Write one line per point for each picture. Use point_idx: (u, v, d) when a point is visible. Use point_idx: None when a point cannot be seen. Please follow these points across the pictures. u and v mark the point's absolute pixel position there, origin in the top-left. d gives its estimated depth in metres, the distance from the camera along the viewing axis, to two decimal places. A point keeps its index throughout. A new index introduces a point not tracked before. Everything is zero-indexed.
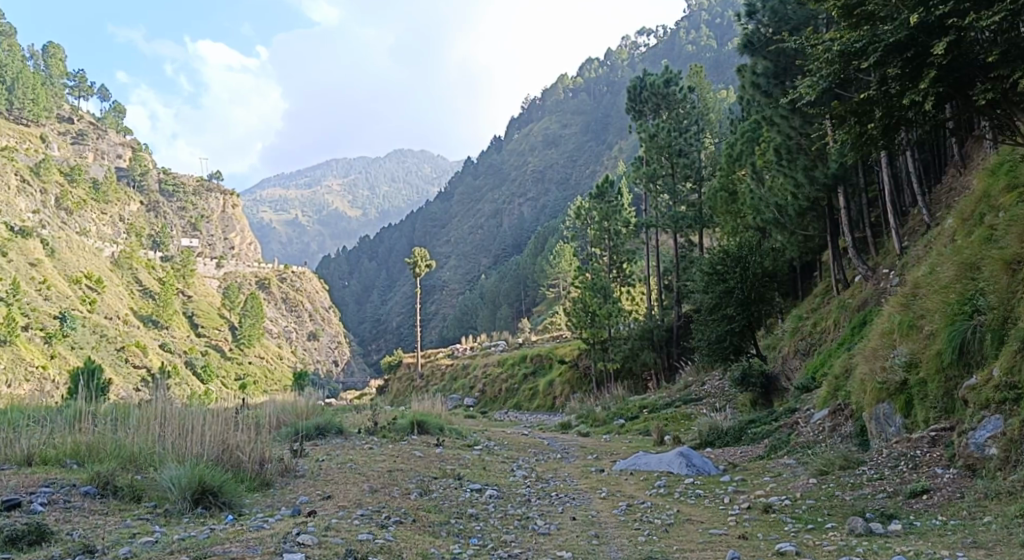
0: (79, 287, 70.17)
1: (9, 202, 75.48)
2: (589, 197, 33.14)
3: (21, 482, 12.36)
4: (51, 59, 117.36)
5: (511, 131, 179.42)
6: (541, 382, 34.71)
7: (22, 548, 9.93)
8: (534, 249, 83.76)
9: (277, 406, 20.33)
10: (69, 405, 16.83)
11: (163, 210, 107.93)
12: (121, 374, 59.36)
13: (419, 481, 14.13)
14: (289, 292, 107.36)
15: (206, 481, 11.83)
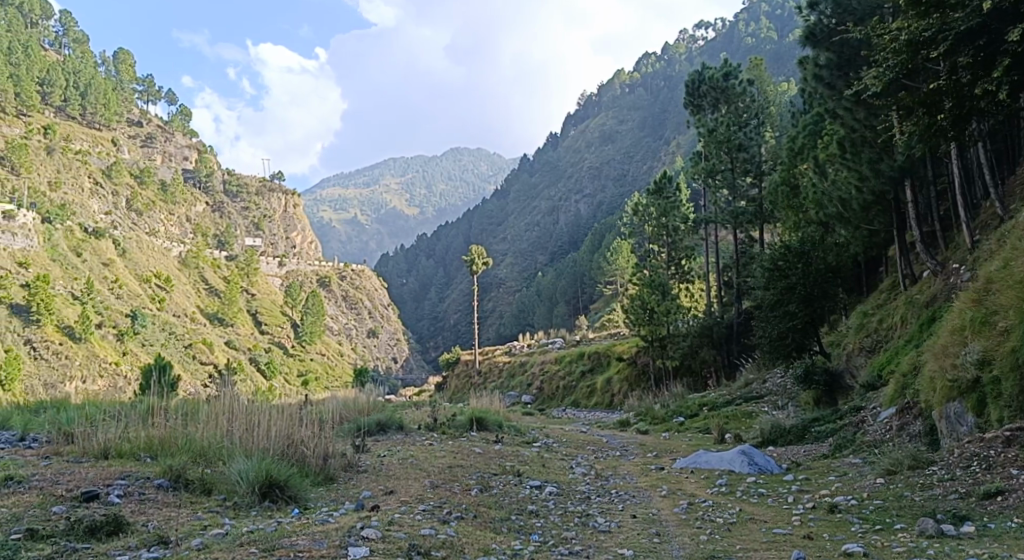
0: (149, 285, 72.43)
1: (82, 204, 79.57)
2: (647, 193, 32.83)
3: (99, 475, 12.82)
4: (121, 65, 121.06)
5: (567, 127, 178.89)
6: (599, 379, 34.63)
7: (101, 538, 10.32)
8: (591, 245, 83.49)
9: (339, 402, 20.70)
10: (142, 400, 17.45)
11: (227, 210, 110.46)
12: (190, 370, 61.10)
13: (479, 477, 14.25)
14: (348, 290, 108.95)
15: (273, 475, 12.14)
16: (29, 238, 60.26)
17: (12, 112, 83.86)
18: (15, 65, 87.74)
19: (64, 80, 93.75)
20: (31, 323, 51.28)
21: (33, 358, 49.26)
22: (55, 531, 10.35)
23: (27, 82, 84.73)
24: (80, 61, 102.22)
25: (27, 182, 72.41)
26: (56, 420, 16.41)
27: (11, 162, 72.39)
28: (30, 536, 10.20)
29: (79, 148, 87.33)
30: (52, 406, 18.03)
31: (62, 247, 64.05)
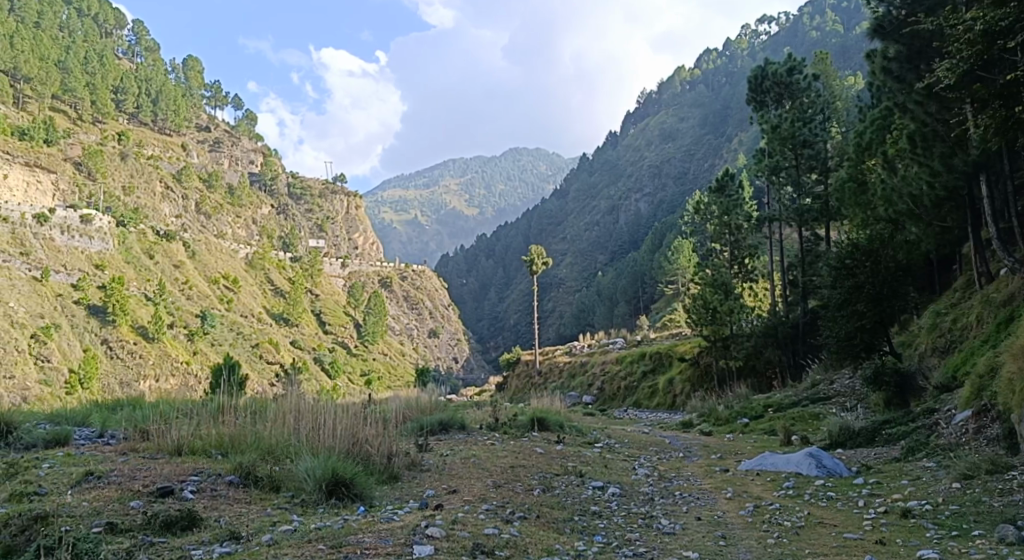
0: (217, 286, 74.35)
1: (154, 208, 82.44)
2: (709, 191, 32.44)
3: (174, 471, 13.22)
4: (190, 72, 124.30)
5: (626, 126, 177.54)
6: (661, 379, 34.28)
7: (176, 533, 10.66)
8: (653, 244, 82.67)
9: (402, 402, 20.93)
10: (212, 399, 17.92)
11: (291, 213, 112.57)
12: (258, 370, 62.48)
13: (542, 477, 14.27)
14: (409, 291, 110.00)
15: (340, 473, 12.35)
16: (105, 242, 62.44)
17: (88, 119, 87.13)
18: (91, 74, 91.08)
19: (137, 88, 96.85)
20: (108, 324, 53.27)
21: (109, 357, 51.27)
22: (133, 525, 10.70)
23: (102, 91, 88.04)
24: (151, 69, 105.28)
25: (103, 188, 75.42)
26: (132, 418, 16.98)
27: (88, 168, 75.19)
28: (110, 529, 10.58)
29: (151, 153, 90.09)
30: (128, 404, 18.65)
31: (135, 249, 66.17)
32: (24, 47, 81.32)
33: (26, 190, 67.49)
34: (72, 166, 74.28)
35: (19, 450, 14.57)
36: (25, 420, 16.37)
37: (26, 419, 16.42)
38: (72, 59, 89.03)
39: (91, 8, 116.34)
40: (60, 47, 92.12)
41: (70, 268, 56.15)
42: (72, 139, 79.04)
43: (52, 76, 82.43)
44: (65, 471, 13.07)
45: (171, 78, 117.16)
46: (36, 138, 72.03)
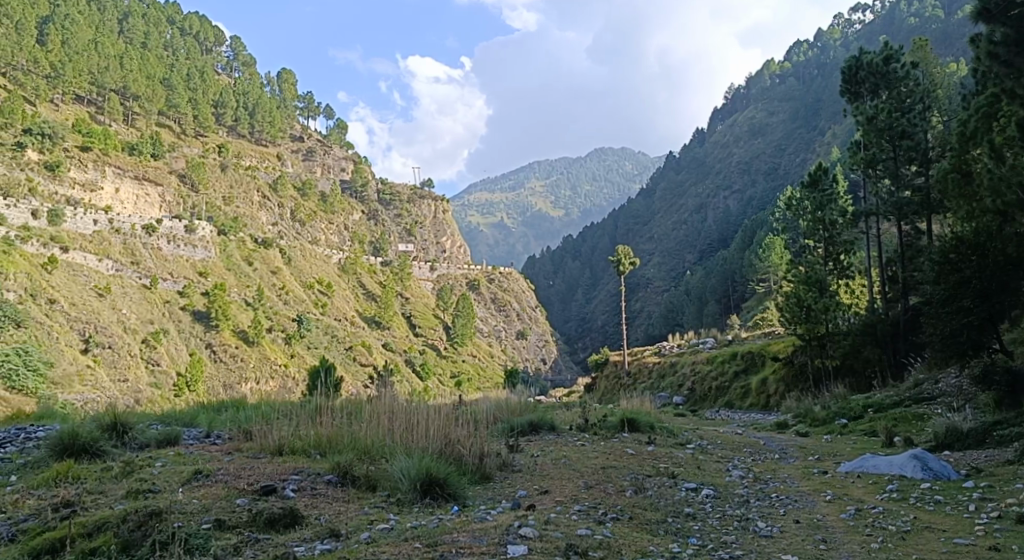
0: (313, 291, 76.55)
1: (253, 216, 85.55)
2: (801, 186, 31.66)
3: (275, 470, 13.70)
4: (284, 84, 128.33)
5: (714, 123, 174.02)
6: (754, 379, 33.51)
7: (280, 529, 11.07)
8: (743, 242, 80.89)
9: (492, 403, 21.16)
10: (309, 400, 18.51)
11: (381, 218, 114.77)
12: (351, 372, 63.96)
13: (633, 478, 14.16)
14: (497, 292, 110.72)
15: (433, 473, 12.57)
16: (208, 250, 65.14)
17: (191, 133, 91.10)
18: (193, 90, 95.23)
19: (235, 101, 100.67)
20: (211, 328, 55.56)
21: (213, 361, 53.54)
22: (239, 522, 11.14)
23: (203, 105, 91.88)
24: (247, 83, 109.14)
25: (205, 199, 78.64)
26: (236, 419, 17.71)
27: (192, 180, 78.53)
28: (219, 526, 11.04)
29: (248, 164, 93.57)
30: (231, 406, 19.46)
31: (236, 256, 68.82)
32: (132, 67, 85.69)
33: (136, 202, 71.02)
34: (177, 178, 77.67)
35: (134, 449, 15.37)
36: (139, 421, 17.27)
37: (141, 421, 17.34)
38: (176, 76, 93.33)
39: (192, 26, 121.56)
40: (164, 65, 96.67)
41: (177, 275, 58.77)
42: (177, 152, 82.82)
43: (158, 93, 86.53)
44: (176, 469, 13.71)
45: (266, 91, 121.18)
46: (144, 153, 75.74)
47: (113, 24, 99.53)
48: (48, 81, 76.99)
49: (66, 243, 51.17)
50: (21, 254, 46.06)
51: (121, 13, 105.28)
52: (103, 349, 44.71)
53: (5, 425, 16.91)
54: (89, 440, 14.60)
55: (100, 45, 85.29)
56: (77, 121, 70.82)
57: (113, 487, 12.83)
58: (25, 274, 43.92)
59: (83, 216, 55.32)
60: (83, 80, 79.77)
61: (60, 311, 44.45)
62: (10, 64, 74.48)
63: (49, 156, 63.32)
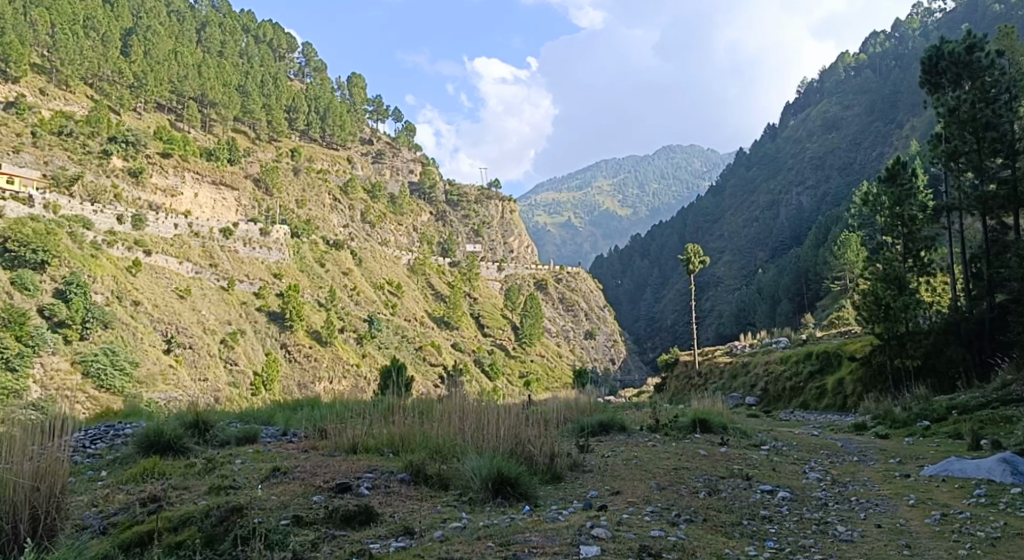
0: (383, 292, 77.61)
1: (324, 219, 87.26)
2: (878, 181, 30.76)
3: (350, 468, 13.92)
4: (354, 88, 130.36)
5: (786, 117, 169.80)
6: (830, 380, 32.66)
7: (356, 527, 11.25)
8: (817, 239, 78.94)
9: (562, 403, 21.13)
10: (381, 400, 18.76)
11: (449, 219, 115.33)
12: (421, 372, 64.54)
13: (707, 480, 13.97)
14: (564, 292, 110.33)
15: (505, 472, 12.57)
16: (282, 252, 66.69)
17: (265, 138, 93.43)
18: (267, 97, 97.71)
19: (306, 106, 102.83)
20: (285, 329, 56.83)
21: (288, 361, 54.80)
22: (316, 518, 11.37)
23: (276, 110, 94.03)
24: (318, 88, 111.26)
25: (279, 202, 80.50)
26: (311, 418, 18.03)
27: (266, 184, 80.43)
28: (296, 521, 11.28)
29: (320, 167, 95.45)
30: (306, 404, 19.87)
31: (308, 258, 70.31)
32: (210, 75, 88.36)
33: (214, 207, 73.02)
34: (252, 183, 79.64)
35: (215, 446, 15.82)
36: (220, 419, 17.71)
37: (221, 419, 17.80)
38: (250, 83, 95.86)
39: (265, 34, 124.61)
40: (239, 73, 99.44)
41: (252, 277, 60.23)
42: (251, 157, 85.14)
43: (234, 100, 88.93)
44: (255, 466, 14.08)
45: (337, 95, 123.36)
46: (221, 158, 77.93)
47: (192, 34, 102.76)
48: (131, 90, 80.01)
49: (149, 247, 52.96)
50: (107, 258, 47.97)
51: (199, 23, 108.70)
52: (184, 349, 46.15)
53: (96, 423, 17.59)
54: (173, 437, 15.09)
55: (179, 54, 88.08)
56: (159, 128, 73.54)
57: (196, 483, 13.22)
58: (111, 277, 45.70)
59: (164, 220, 57.27)
60: (164, 89, 82.46)
61: (144, 312, 46.03)
62: (96, 75, 77.66)
63: (133, 163, 65.81)
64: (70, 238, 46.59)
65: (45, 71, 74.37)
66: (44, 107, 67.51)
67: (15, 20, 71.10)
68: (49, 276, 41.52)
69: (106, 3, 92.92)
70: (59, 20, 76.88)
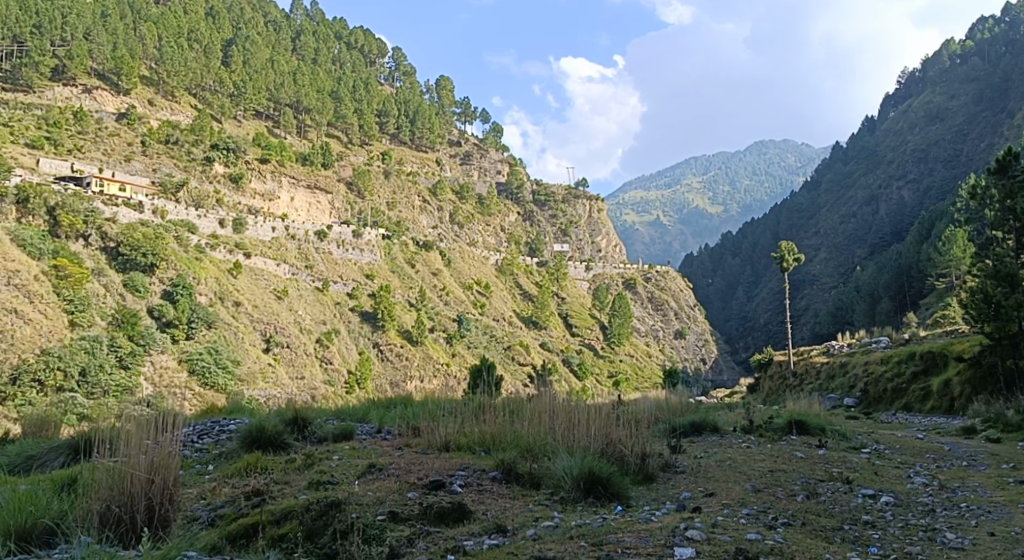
0: (472, 292, 78.40)
1: (414, 220, 88.85)
2: (988, 172, 29.25)
3: (443, 465, 14.12)
4: (442, 90, 131.93)
5: (886, 109, 163.14)
6: (935, 381, 31.22)
7: (450, 523, 11.42)
8: (919, 235, 75.72)
9: (653, 403, 20.91)
10: (473, 398, 18.97)
11: (537, 219, 114.96)
12: (510, 372, 64.69)
13: (804, 483, 13.57)
14: (654, 292, 108.94)
15: (596, 472, 12.53)
16: (374, 253, 68.16)
17: (357, 142, 95.51)
18: (358, 102, 100.05)
19: (396, 110, 104.78)
20: (378, 329, 58.03)
21: (380, 359, 55.98)
22: (411, 514, 11.57)
23: (368, 115, 96.17)
24: (407, 92, 112.96)
25: (371, 205, 82.17)
26: (404, 416, 18.31)
27: (358, 188, 82.21)
28: (392, 517, 11.50)
29: (410, 170, 97.06)
30: (399, 403, 20.25)
31: (399, 259, 71.66)
32: (305, 82, 90.91)
33: (309, 210, 75.19)
34: (345, 186, 81.47)
35: (313, 442, 16.31)
36: (318, 416, 18.28)
37: (319, 416, 18.36)
38: (343, 89, 98.29)
39: (357, 40, 127.61)
40: (332, 79, 102.15)
41: (346, 278, 61.77)
42: (345, 161, 87.21)
43: (327, 106, 91.32)
44: (352, 463, 14.42)
45: (425, 98, 125.17)
46: (315, 162, 80.10)
47: (288, 42, 106.08)
48: (232, 99, 83.19)
49: (249, 249, 54.88)
50: (210, 260, 50.05)
51: (294, 32, 112.09)
52: (283, 348, 47.59)
53: (202, 419, 18.35)
54: (274, 433, 15.60)
55: (276, 63, 91.10)
56: (257, 135, 76.16)
57: (296, 477, 13.64)
58: (213, 279, 47.75)
59: (263, 224, 59.22)
60: (262, 97, 85.46)
61: (245, 312, 47.80)
62: (199, 85, 80.99)
63: (233, 169, 68.29)
64: (176, 242, 48.86)
65: (153, 82, 78.01)
66: (152, 117, 70.88)
67: (126, 34, 74.88)
68: (157, 278, 43.66)
69: (208, 16, 96.87)
70: (165, 34, 80.43)
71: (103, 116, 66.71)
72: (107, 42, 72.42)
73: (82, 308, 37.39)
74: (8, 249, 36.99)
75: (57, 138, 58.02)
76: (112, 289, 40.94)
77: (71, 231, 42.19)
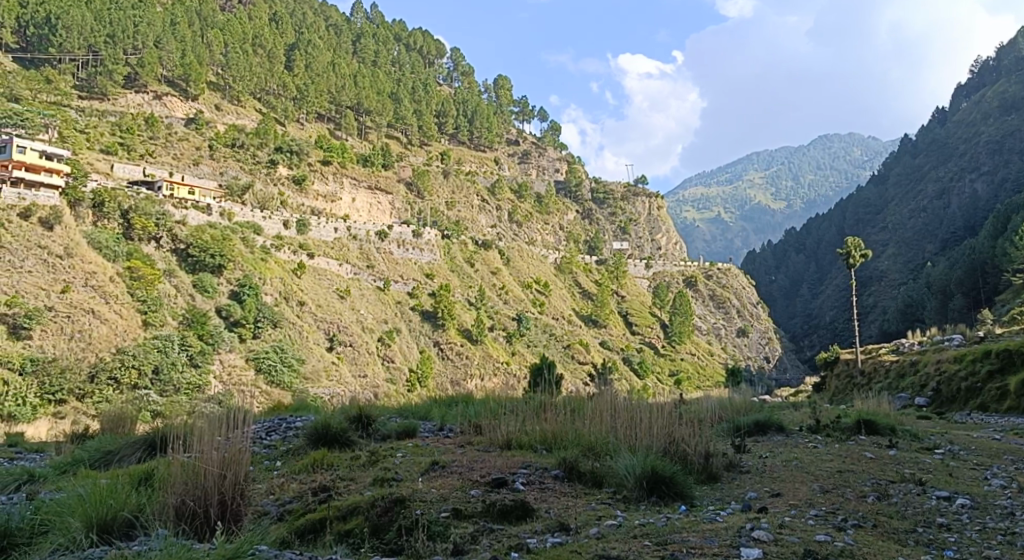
0: (531, 291, 78.52)
1: (472, 219, 89.30)
2: None
3: (505, 462, 14.16)
4: (500, 90, 132.30)
5: (958, 99, 157.38)
6: (1012, 380, 30.12)
7: (513, 521, 11.44)
8: (994, 229, 73.03)
9: (716, 402, 20.61)
10: (534, 396, 18.98)
11: (595, 217, 114.33)
12: (570, 370, 64.54)
13: (875, 484, 13.24)
14: (715, 289, 107.41)
15: (659, 470, 12.42)
16: (433, 253, 68.72)
17: (416, 143, 96.36)
18: (417, 103, 101.03)
19: (455, 110, 105.40)
20: (438, 327, 58.50)
21: (441, 358, 56.42)
22: (474, 512, 11.62)
23: (427, 116, 96.96)
24: (466, 93, 113.50)
25: (430, 205, 82.78)
26: (466, 414, 18.45)
27: (418, 188, 82.98)
28: (456, 515, 11.56)
29: (468, 170, 97.62)
30: (461, 401, 20.36)
31: (459, 258, 72.11)
32: (365, 85, 92.22)
33: (370, 211, 76.10)
34: (404, 186, 82.33)
35: (377, 439, 16.51)
36: (381, 413, 18.51)
37: (383, 413, 18.59)
38: (402, 91, 99.40)
39: (416, 42, 128.82)
40: (392, 81, 103.35)
41: (406, 277, 62.30)
42: (404, 162, 88.16)
43: (387, 108, 92.49)
44: (415, 460, 14.54)
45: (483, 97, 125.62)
46: (376, 163, 81.24)
47: (348, 45, 107.61)
48: (295, 102, 84.80)
49: (312, 250, 55.92)
50: (275, 261, 51.15)
51: (354, 35, 113.51)
52: (346, 347, 48.31)
53: (269, 416, 18.75)
54: (340, 430, 15.84)
55: (337, 66, 92.55)
56: (319, 138, 77.55)
57: (361, 474, 13.84)
58: (278, 279, 48.83)
59: (326, 225, 60.20)
60: (323, 100, 87.00)
61: (308, 311, 48.69)
62: (264, 89, 82.69)
63: (297, 171, 69.55)
64: (242, 243, 50.15)
65: (219, 88, 79.86)
66: (218, 121, 72.74)
67: (194, 42, 76.96)
68: (224, 278, 44.79)
69: (271, 22, 98.90)
70: (231, 39, 82.33)
71: (173, 122, 68.62)
72: (176, 50, 74.57)
73: (154, 308, 38.59)
74: (85, 252, 38.51)
75: (129, 144, 59.96)
76: (183, 289, 42.09)
77: (143, 234, 43.46)
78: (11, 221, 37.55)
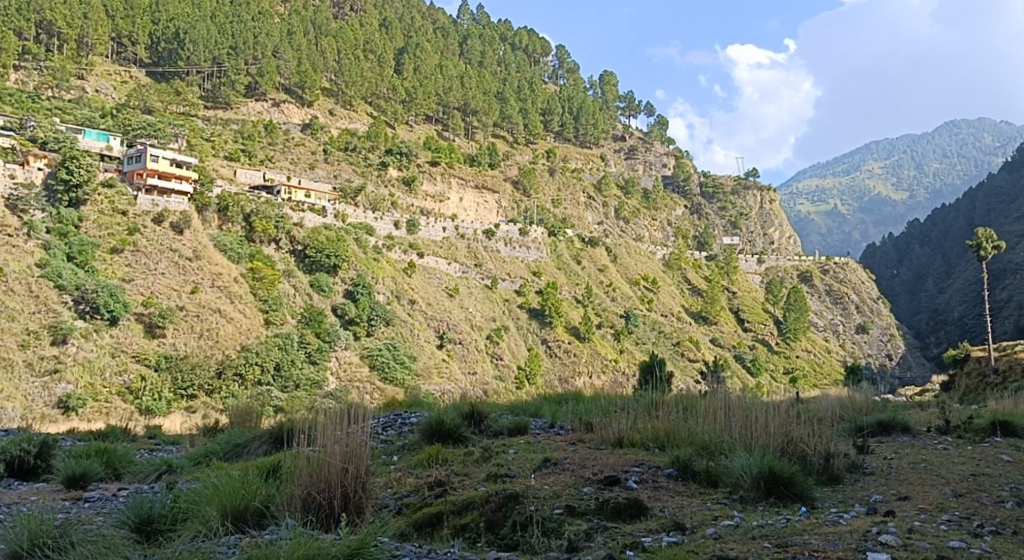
0: (639, 287, 77.91)
1: (579, 217, 89.04)
2: None
3: (617, 461, 14.02)
4: (606, 85, 131.80)
5: None
6: None
7: (627, 519, 11.32)
8: None
9: (836, 401, 19.82)
10: (644, 394, 18.72)
11: (704, 212, 112.06)
12: (680, 368, 63.44)
13: (1013, 488, 12.43)
14: (832, 284, 103.64)
15: (778, 471, 12.02)
16: (540, 251, 69.06)
17: (523, 141, 97.15)
18: (523, 102, 101.69)
19: (560, 108, 105.44)
20: (545, 325, 58.61)
21: (549, 356, 56.49)
22: (588, 509, 11.56)
23: (534, 115, 97.50)
24: (570, 89, 113.42)
25: (536, 202, 82.89)
26: (577, 411, 18.41)
27: (524, 186, 83.32)
28: (569, 512, 11.53)
29: (574, 167, 97.95)
30: (571, 398, 20.30)
31: (566, 256, 72.17)
32: (471, 85, 93.41)
33: (477, 210, 76.83)
34: (511, 185, 82.75)
35: (490, 435, 16.67)
36: (493, 410, 18.67)
37: (495, 410, 18.74)
38: (508, 90, 100.21)
39: (521, 41, 129.73)
40: (499, 81, 105.58)
41: (513, 276, 62.72)
42: (510, 161, 89.14)
43: (493, 107, 93.34)
44: (528, 456, 14.60)
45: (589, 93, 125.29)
46: (482, 163, 82.35)
47: (455, 47, 109.30)
48: (404, 105, 86.65)
49: (422, 249, 57.08)
50: (387, 261, 52.56)
51: (461, 36, 114.96)
52: (455, 345, 48.96)
53: (386, 411, 19.21)
54: (452, 426, 16.06)
55: (445, 68, 94.15)
56: (428, 140, 79.58)
57: (474, 470, 13.99)
58: (390, 278, 50.17)
59: (434, 224, 61.25)
60: (431, 101, 88.71)
61: (419, 310, 49.70)
62: (375, 93, 84.78)
63: (407, 172, 71.09)
64: (356, 244, 51.75)
65: (333, 93, 82.50)
66: (332, 126, 75.33)
67: (309, 51, 80.84)
68: (339, 278, 46.34)
69: (382, 27, 101.37)
70: (343, 47, 85.18)
71: (290, 127, 71.30)
72: (292, 59, 77.93)
73: (275, 307, 40.18)
74: (212, 254, 40.55)
75: (251, 150, 62.73)
76: (301, 289, 43.67)
77: (264, 236, 45.24)
78: (146, 226, 39.85)
